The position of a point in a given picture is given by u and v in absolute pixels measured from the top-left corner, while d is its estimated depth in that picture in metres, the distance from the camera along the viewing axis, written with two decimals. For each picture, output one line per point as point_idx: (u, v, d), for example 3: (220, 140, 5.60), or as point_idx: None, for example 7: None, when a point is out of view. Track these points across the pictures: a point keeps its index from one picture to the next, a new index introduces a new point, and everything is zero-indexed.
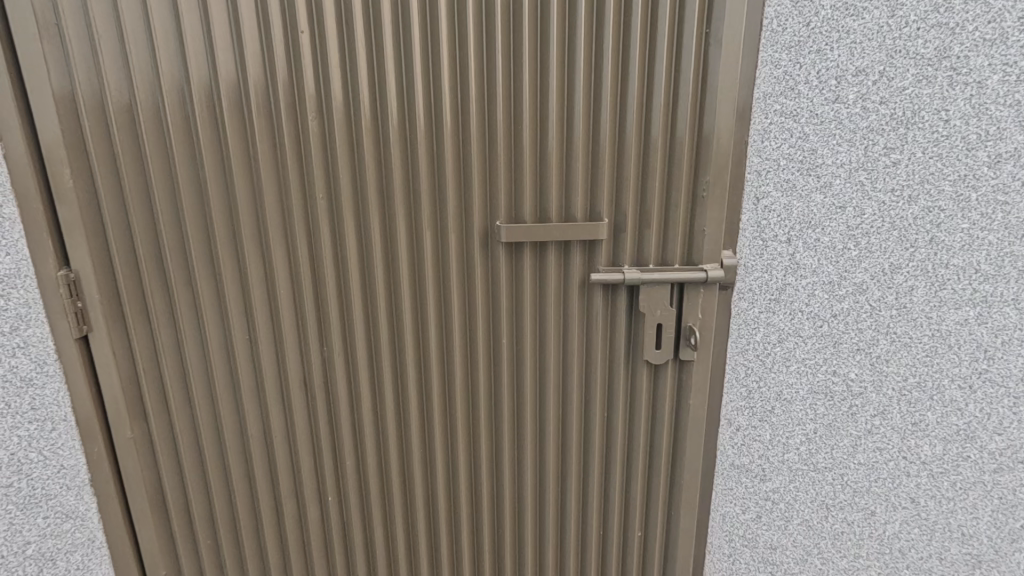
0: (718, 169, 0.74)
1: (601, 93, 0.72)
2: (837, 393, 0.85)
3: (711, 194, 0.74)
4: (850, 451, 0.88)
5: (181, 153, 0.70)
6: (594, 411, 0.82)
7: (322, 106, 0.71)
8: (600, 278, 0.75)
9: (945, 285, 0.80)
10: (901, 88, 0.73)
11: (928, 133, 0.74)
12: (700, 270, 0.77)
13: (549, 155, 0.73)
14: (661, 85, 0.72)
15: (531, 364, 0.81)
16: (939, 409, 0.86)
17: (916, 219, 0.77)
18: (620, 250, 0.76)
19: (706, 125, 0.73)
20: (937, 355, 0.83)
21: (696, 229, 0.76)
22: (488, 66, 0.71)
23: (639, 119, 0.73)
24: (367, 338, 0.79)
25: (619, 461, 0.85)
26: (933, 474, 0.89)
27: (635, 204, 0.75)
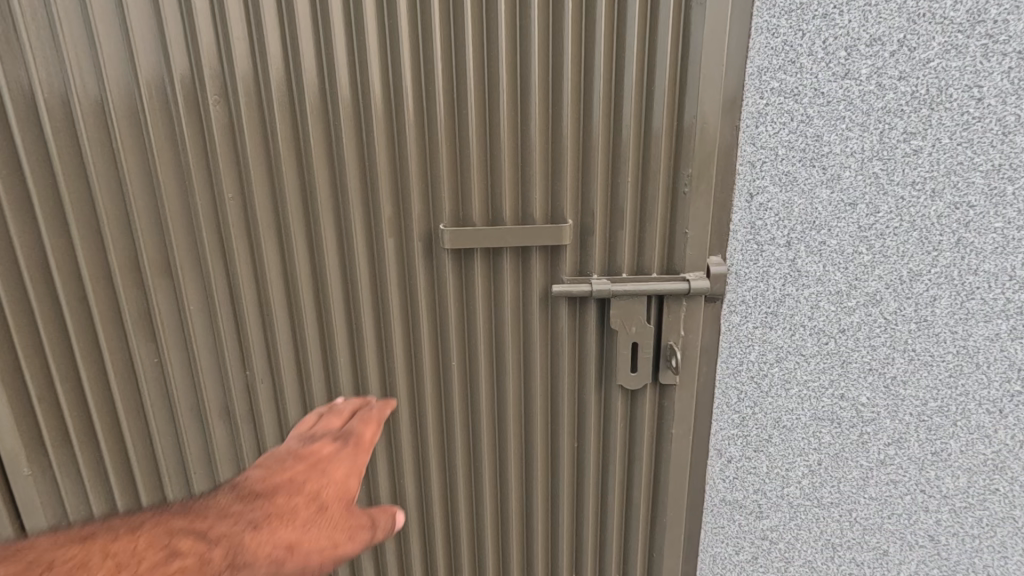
0: (703, 161, 0.62)
1: (560, 70, 0.60)
2: (845, 419, 0.73)
3: (694, 190, 0.63)
4: (860, 485, 0.76)
5: (63, 147, 0.59)
6: (561, 441, 0.71)
7: (228, 87, 0.59)
8: (564, 290, 0.64)
9: (974, 295, 0.68)
10: (925, 60, 0.60)
11: (957, 115, 0.62)
12: (682, 279, 0.65)
13: (500, 143, 0.61)
14: (633, 60, 0.60)
15: (488, 388, 0.70)
16: (964, 436, 0.74)
17: (940, 217, 0.65)
18: (589, 256, 0.65)
19: (688, 108, 0.61)
20: (963, 375, 0.71)
21: (677, 231, 0.64)
22: (426, 37, 0.59)
23: (608, 101, 0.61)
24: (296, 361, 0.68)
25: (592, 498, 0.74)
26: (956, 510, 0.78)
27: (605, 202, 0.63)
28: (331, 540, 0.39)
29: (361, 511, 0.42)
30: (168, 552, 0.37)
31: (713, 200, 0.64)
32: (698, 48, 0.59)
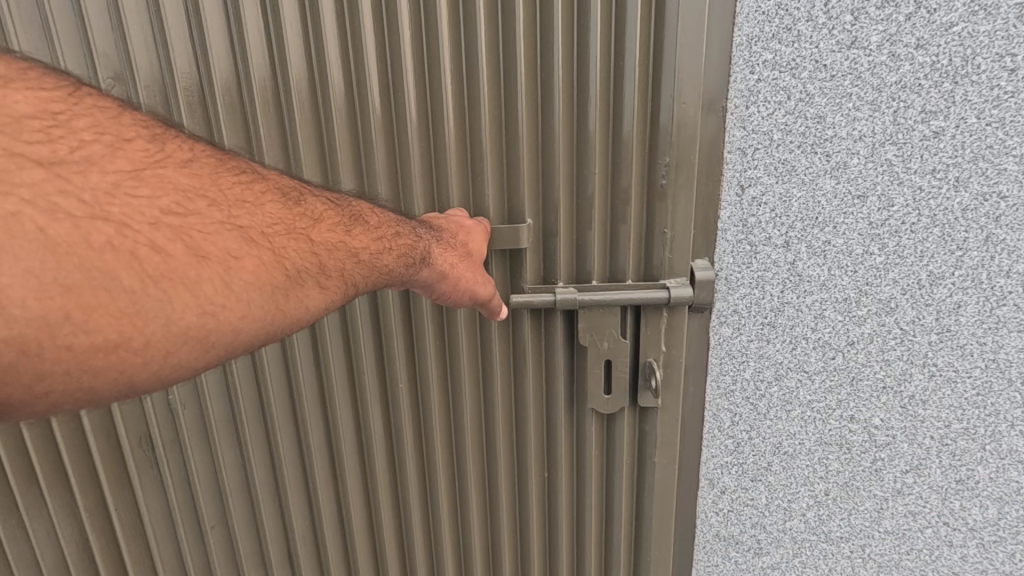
0: (681, 151, 0.54)
1: (510, 49, 0.53)
2: (855, 444, 0.64)
3: (673, 181, 0.55)
4: (874, 517, 0.67)
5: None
6: (530, 468, 0.63)
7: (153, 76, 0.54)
8: (523, 301, 0.57)
9: (1006, 301, 0.58)
10: (947, 25, 0.51)
11: (986, 90, 0.52)
12: (661, 286, 0.57)
13: (444, 134, 0.55)
14: (597, 36, 0.52)
15: (444, 410, 0.63)
16: (994, 462, 0.64)
17: (965, 211, 0.55)
18: (553, 262, 0.58)
19: (663, 90, 0.54)
20: (992, 393, 0.61)
21: (655, 231, 0.57)
22: (358, 14, 0.53)
23: (570, 86, 0.54)
24: (226, 381, 0.61)
25: (566, 533, 0.65)
26: (984, 545, 0.68)
27: (571, 200, 0.56)
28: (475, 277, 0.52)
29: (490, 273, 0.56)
30: (354, 216, 0.43)
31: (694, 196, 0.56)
32: (673, 21, 0.52)
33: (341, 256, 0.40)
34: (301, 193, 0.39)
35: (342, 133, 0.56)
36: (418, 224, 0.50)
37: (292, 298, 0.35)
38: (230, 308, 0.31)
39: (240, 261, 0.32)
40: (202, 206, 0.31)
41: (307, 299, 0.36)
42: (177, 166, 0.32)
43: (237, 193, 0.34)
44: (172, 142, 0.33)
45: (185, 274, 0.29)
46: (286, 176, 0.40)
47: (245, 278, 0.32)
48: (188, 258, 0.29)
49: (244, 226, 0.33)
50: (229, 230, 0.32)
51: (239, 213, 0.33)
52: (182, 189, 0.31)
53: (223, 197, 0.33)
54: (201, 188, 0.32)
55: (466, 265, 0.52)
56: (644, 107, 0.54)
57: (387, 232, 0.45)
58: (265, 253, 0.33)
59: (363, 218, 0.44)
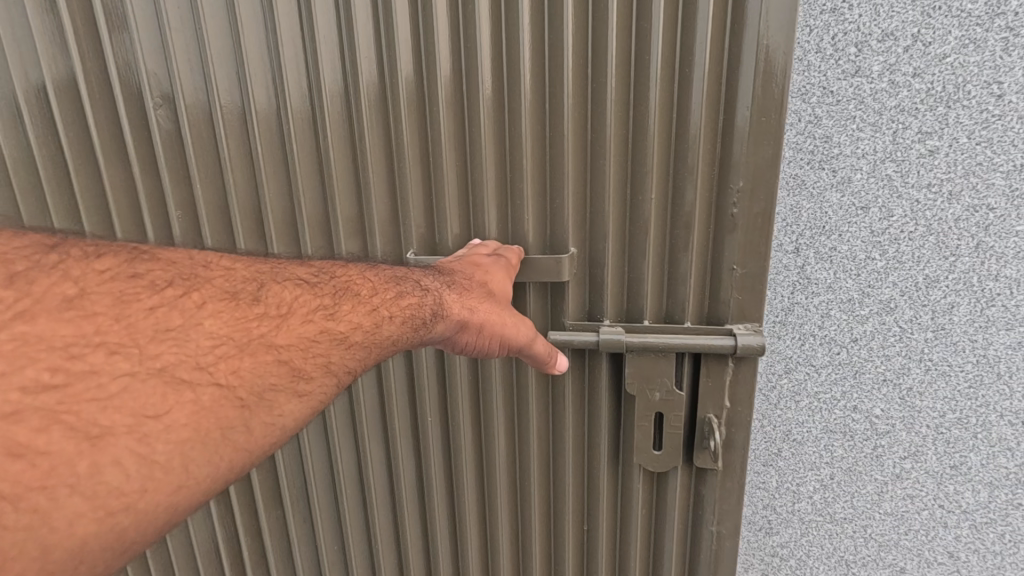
0: (757, 184, 0.55)
1: (556, 73, 0.57)
2: (858, 432, 0.70)
3: (742, 214, 0.56)
4: (875, 500, 0.73)
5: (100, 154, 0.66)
6: (564, 466, 0.68)
7: (237, 100, 0.63)
8: (566, 339, 0.62)
9: (995, 302, 0.64)
10: (940, 56, 0.57)
11: (975, 113, 0.58)
12: (728, 331, 0.59)
13: (506, 158, 0.60)
14: (656, 61, 0.55)
15: (472, 402, 0.68)
16: (985, 449, 0.71)
17: (958, 221, 0.62)
18: (601, 280, 0.61)
19: (737, 118, 0.55)
20: (983, 386, 0.68)
21: (721, 263, 0.58)
22: (424, 47, 0.59)
23: (623, 113, 0.57)
24: None
25: (604, 529, 0.69)
26: (976, 526, 0.74)
27: (621, 223, 0.60)
28: (501, 319, 0.54)
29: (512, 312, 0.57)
30: (337, 288, 0.45)
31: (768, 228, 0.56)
32: (751, 51, 0.53)
33: (329, 346, 0.41)
34: (263, 287, 0.41)
35: (408, 154, 0.62)
36: (428, 278, 0.53)
37: (258, 425, 0.35)
38: (171, 475, 0.31)
39: (163, 421, 0.31)
40: (102, 361, 0.30)
41: (283, 417, 0.36)
42: (52, 313, 0.31)
43: (159, 323, 0.33)
44: (46, 280, 0.32)
45: (76, 468, 0.28)
46: (244, 270, 0.42)
47: (175, 438, 0.31)
48: (78, 449, 0.28)
49: (171, 368, 0.32)
50: (150, 380, 0.31)
51: (166, 350, 0.33)
52: (64, 348, 0.30)
53: (137, 338, 0.32)
54: (88, 337, 0.31)
55: (487, 311, 0.54)
56: (711, 137, 0.55)
57: (377, 300, 0.47)
58: (210, 390, 0.33)
59: (350, 292, 0.46)
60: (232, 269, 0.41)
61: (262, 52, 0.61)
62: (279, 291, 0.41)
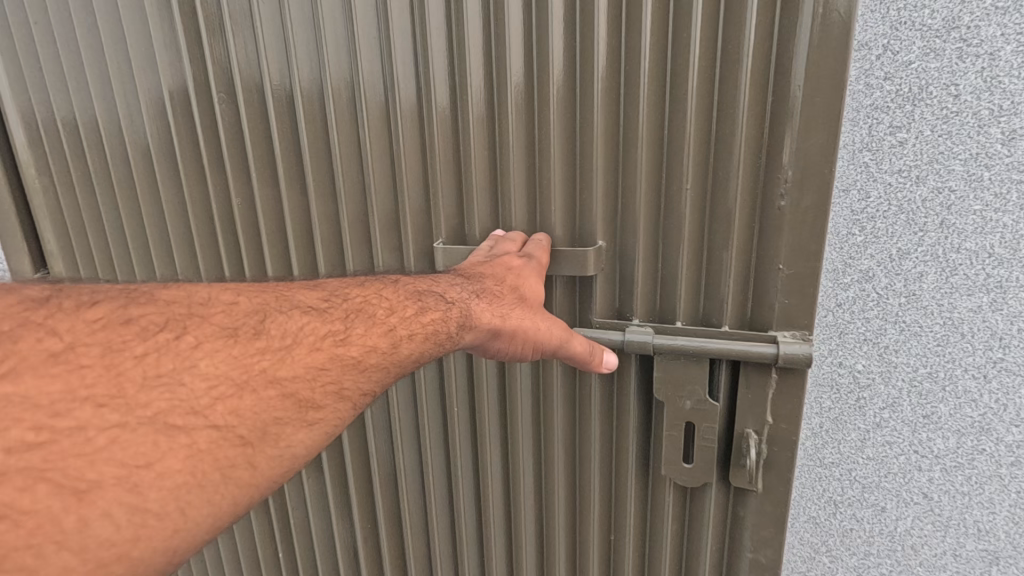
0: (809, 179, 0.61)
1: (594, 78, 0.66)
2: (844, 385, 0.83)
3: (793, 209, 0.62)
4: (858, 446, 0.85)
5: (209, 147, 0.81)
6: (585, 439, 0.78)
7: (317, 103, 0.75)
8: (596, 336, 0.72)
9: (957, 271, 0.76)
10: (907, 63, 0.69)
11: (937, 110, 0.70)
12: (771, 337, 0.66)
13: (550, 152, 0.69)
14: (694, 67, 0.63)
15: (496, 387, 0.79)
16: (953, 400, 0.82)
17: (925, 201, 0.73)
18: (634, 269, 0.70)
19: (787, 121, 0.61)
20: (949, 344, 0.79)
21: (767, 256, 0.65)
22: (482, 55, 0.69)
23: (660, 117, 0.66)
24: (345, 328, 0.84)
25: (632, 499, 0.78)
26: (947, 468, 0.86)
27: (654, 216, 0.68)
28: (531, 323, 0.63)
29: (540, 316, 0.64)
30: (348, 314, 0.54)
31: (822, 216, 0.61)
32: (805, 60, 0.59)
33: (343, 370, 0.51)
34: (274, 319, 0.49)
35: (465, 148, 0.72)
36: (451, 295, 0.61)
37: (263, 458, 0.44)
38: (167, 519, 0.38)
39: (154, 469, 0.38)
40: (90, 415, 0.37)
41: (292, 444, 0.46)
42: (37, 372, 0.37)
43: (148, 372, 0.40)
44: (32, 340, 0.38)
45: (64, 523, 0.35)
46: (247, 303, 0.49)
47: (168, 484, 0.38)
48: (66, 503, 0.35)
49: (160, 415, 0.40)
50: (141, 431, 0.38)
51: (157, 398, 0.40)
52: (51, 408, 0.36)
53: (128, 390, 0.39)
54: (76, 394, 0.37)
55: (512, 318, 0.62)
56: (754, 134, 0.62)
57: (388, 321, 0.56)
58: (206, 433, 0.41)
59: (361, 314, 0.55)
60: (235, 303, 0.48)
61: (346, 60, 0.73)
62: (291, 323, 0.49)
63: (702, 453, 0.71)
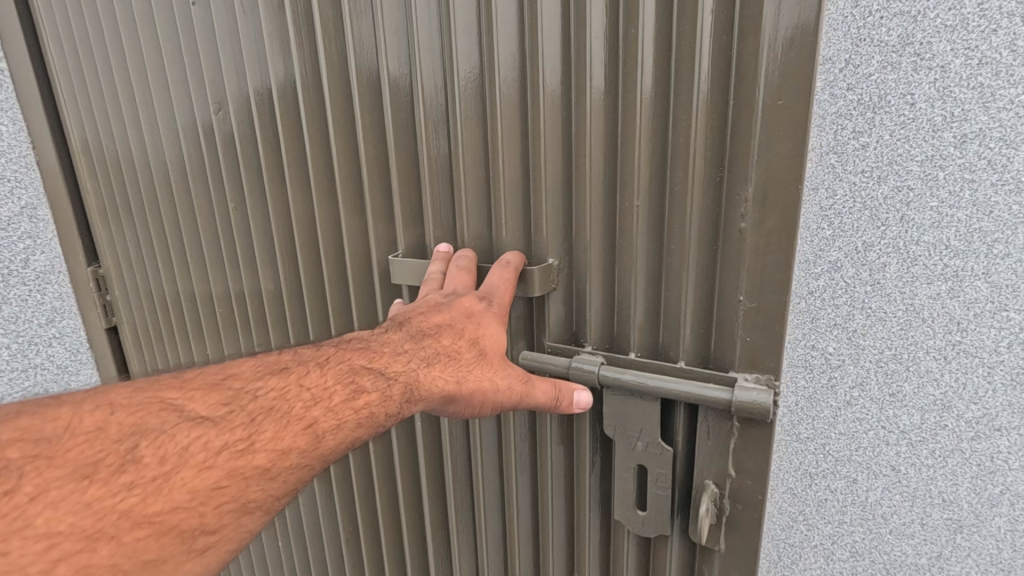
0: (773, 217, 0.64)
1: (549, 106, 0.76)
2: (816, 365, 0.92)
3: (750, 231, 0.66)
4: (830, 421, 0.94)
5: (268, 148, 1.02)
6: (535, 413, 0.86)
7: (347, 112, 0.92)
8: (544, 363, 0.81)
9: (918, 262, 0.84)
10: (866, 75, 0.78)
11: (895, 116, 0.78)
12: (731, 378, 0.70)
13: (517, 167, 0.80)
14: (644, 93, 0.70)
15: None
16: (916, 379, 0.90)
17: (887, 198, 0.82)
18: (585, 283, 0.79)
19: (746, 144, 0.64)
20: (912, 328, 0.87)
21: (727, 277, 0.69)
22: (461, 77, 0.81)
23: (611, 140, 0.74)
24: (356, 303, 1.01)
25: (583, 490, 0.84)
26: (913, 443, 0.93)
27: (604, 234, 0.77)
28: (463, 391, 0.69)
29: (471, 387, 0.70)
30: (250, 419, 0.58)
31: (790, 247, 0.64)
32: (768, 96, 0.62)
33: (246, 483, 0.55)
34: (165, 443, 0.53)
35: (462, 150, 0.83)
36: (370, 381, 0.66)
37: None
38: None
39: None
40: None
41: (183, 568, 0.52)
42: None
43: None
44: None
45: None
46: (116, 433, 0.53)
47: None
48: None
49: None
50: None
51: None
52: None
53: None
54: None
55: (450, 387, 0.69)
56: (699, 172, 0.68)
57: (303, 419, 0.60)
58: None
59: (267, 415, 0.59)
60: (106, 432, 0.53)
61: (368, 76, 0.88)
62: (185, 442, 0.54)
63: (655, 502, 0.76)
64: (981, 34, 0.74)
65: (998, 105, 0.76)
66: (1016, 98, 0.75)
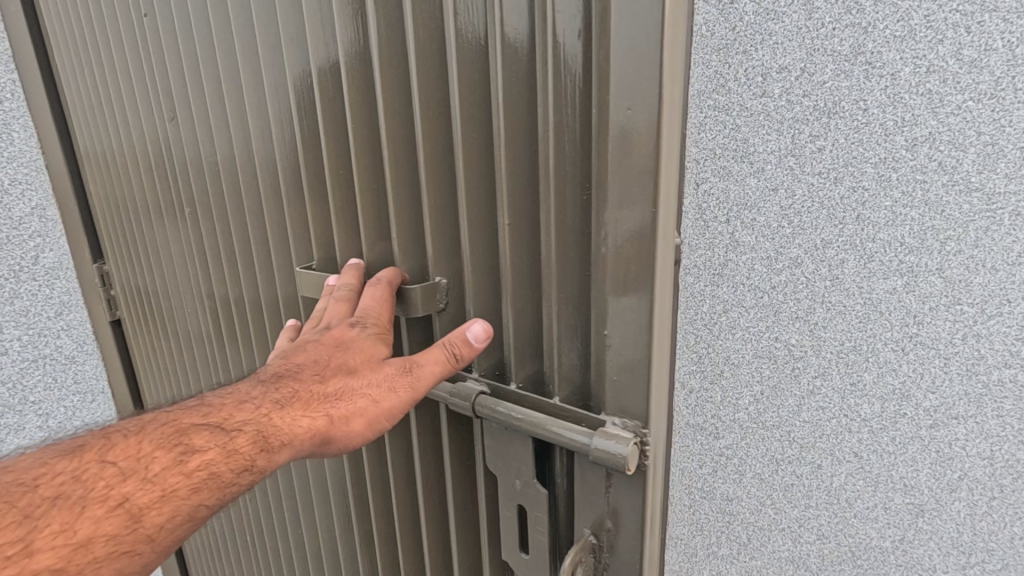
0: (631, 253, 0.54)
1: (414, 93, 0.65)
2: (780, 356, 0.97)
3: (619, 252, 0.55)
4: (794, 409, 0.99)
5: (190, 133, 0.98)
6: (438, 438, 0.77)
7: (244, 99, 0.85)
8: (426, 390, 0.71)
9: (874, 258, 0.89)
10: (821, 82, 0.83)
11: (849, 121, 0.84)
12: (600, 422, 0.59)
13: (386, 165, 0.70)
14: (506, 82, 0.59)
15: None
16: (876, 369, 0.95)
17: (843, 198, 0.87)
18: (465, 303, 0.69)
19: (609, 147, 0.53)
20: (871, 321, 0.92)
21: (601, 305, 0.58)
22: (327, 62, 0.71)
23: (478, 140, 0.63)
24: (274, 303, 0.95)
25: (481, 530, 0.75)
26: (874, 431, 0.98)
27: (478, 247, 0.66)
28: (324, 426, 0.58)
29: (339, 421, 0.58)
30: (52, 497, 0.48)
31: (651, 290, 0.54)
32: (617, 114, 0.51)
33: None
34: None
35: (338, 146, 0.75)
36: (208, 437, 0.54)
37: None
38: None
39: None
40: None
41: None
42: None
43: None
44: None
45: None
46: None
47: None
48: None
49: None
50: None
51: None
52: None
53: None
54: None
55: (310, 426, 0.57)
56: (559, 193, 0.59)
57: (114, 492, 0.49)
58: None
59: (68, 493, 0.48)
60: None
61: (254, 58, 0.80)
62: None
63: (536, 546, 0.65)
64: (928, 44, 0.78)
65: (946, 110, 0.81)
66: (962, 104, 0.80)
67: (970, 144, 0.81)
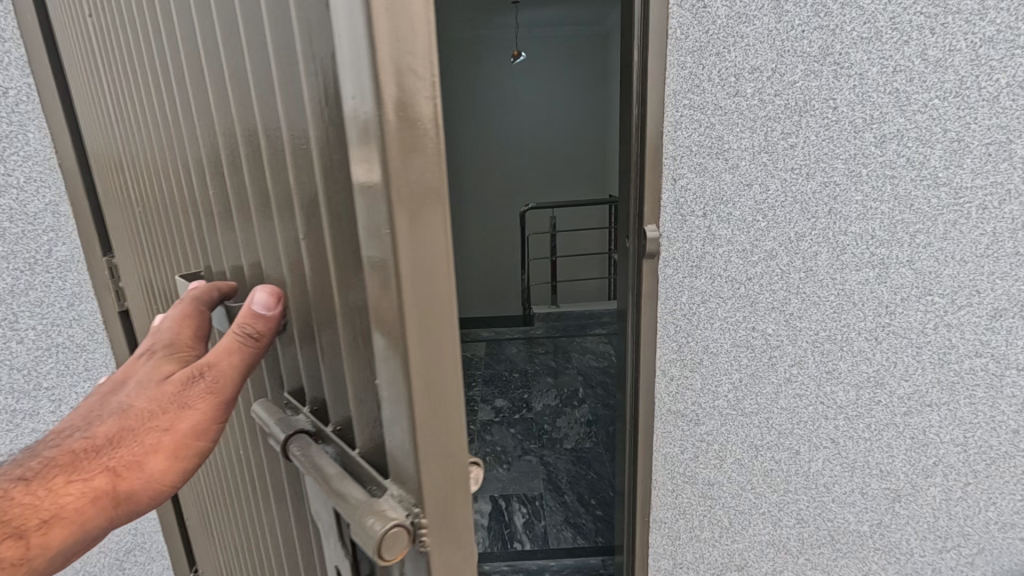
0: (378, 310, 0.32)
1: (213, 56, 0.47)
2: (757, 345, 0.99)
3: (371, 300, 0.32)
4: (772, 397, 1.02)
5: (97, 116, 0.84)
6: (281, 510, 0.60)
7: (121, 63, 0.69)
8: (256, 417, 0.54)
9: (846, 250, 0.93)
10: (792, 82, 0.86)
11: (819, 119, 0.87)
12: (380, 485, 0.37)
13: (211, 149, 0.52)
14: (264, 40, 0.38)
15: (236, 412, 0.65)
16: (850, 358, 0.98)
17: (815, 193, 0.90)
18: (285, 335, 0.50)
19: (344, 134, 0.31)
20: (844, 311, 0.96)
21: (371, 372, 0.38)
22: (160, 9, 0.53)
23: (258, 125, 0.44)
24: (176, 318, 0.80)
25: None
26: (849, 417, 1.02)
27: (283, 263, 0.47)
28: (65, 502, 0.38)
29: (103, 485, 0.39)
30: None
31: (406, 390, 0.31)
32: (353, 93, 0.28)
33: None
34: None
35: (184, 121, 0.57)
36: None
37: None
38: None
39: None
40: None
41: None
42: None
43: None
44: None
45: None
46: None
47: None
48: None
49: None
50: None
51: None
52: None
53: None
54: None
55: (61, 496, 0.38)
56: (334, 187, 0.36)
57: None
58: None
59: None
60: None
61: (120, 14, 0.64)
62: None
63: None
64: (894, 45, 0.83)
65: (912, 109, 0.85)
66: (928, 102, 0.85)
67: (937, 141, 0.86)
